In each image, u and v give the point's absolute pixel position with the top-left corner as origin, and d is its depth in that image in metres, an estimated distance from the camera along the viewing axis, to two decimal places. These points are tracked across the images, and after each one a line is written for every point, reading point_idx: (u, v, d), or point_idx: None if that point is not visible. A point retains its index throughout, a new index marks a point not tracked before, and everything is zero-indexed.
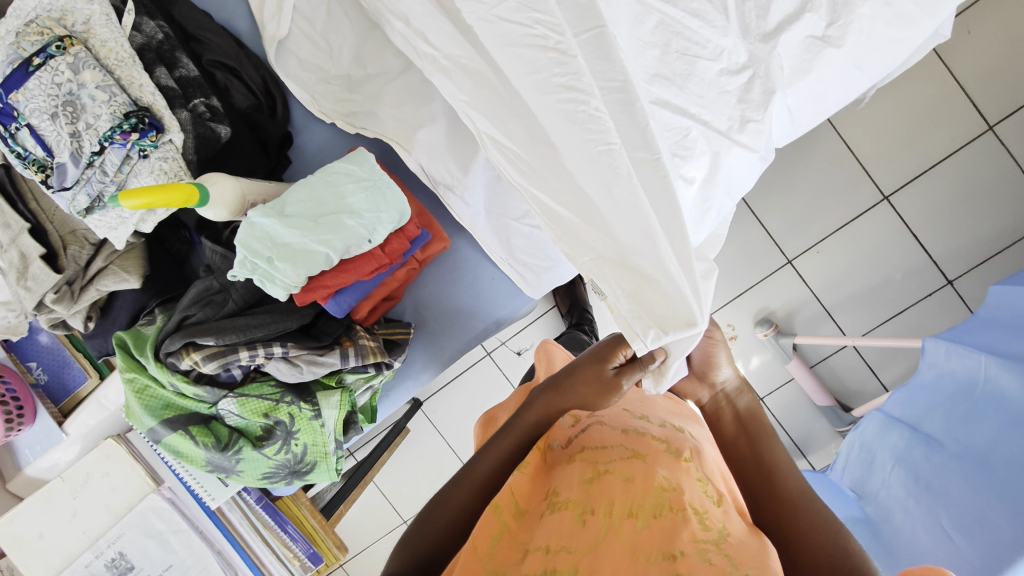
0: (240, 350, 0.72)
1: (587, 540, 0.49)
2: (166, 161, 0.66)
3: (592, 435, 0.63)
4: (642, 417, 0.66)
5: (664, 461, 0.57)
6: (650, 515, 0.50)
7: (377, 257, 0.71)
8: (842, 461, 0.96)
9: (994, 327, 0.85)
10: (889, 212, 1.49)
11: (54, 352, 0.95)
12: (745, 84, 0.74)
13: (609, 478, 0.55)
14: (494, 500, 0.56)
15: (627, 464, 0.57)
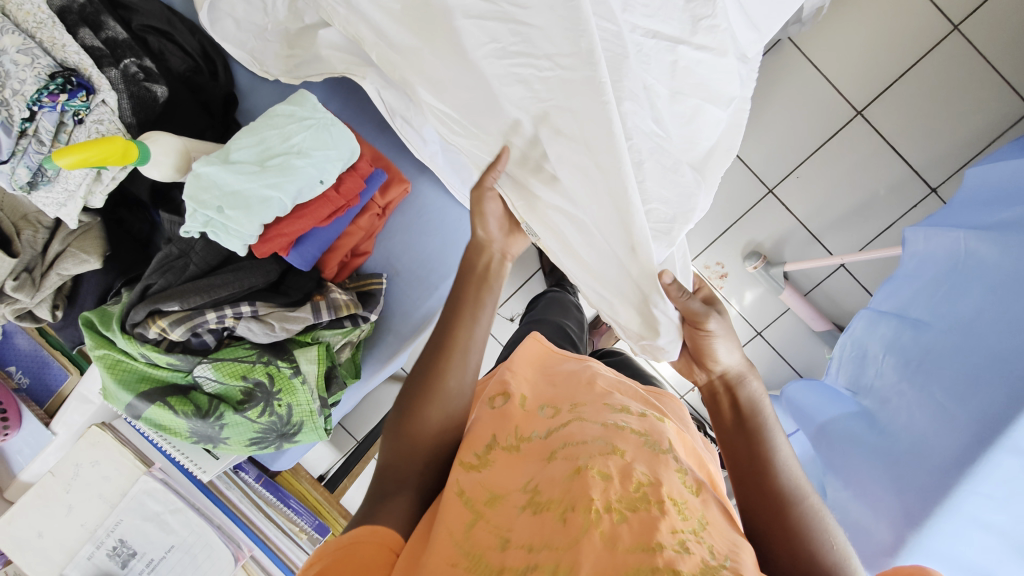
0: (207, 312, 0.70)
1: (567, 535, 0.43)
2: (103, 123, 0.65)
3: (571, 427, 0.56)
4: (622, 409, 0.59)
5: (642, 454, 0.51)
6: (628, 508, 0.45)
7: (332, 199, 0.69)
8: (835, 365, 0.96)
9: (976, 203, 0.83)
10: (865, 126, 1.47)
11: (33, 354, 0.94)
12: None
13: (588, 473, 0.48)
14: (465, 488, 0.51)
15: (606, 458, 0.50)
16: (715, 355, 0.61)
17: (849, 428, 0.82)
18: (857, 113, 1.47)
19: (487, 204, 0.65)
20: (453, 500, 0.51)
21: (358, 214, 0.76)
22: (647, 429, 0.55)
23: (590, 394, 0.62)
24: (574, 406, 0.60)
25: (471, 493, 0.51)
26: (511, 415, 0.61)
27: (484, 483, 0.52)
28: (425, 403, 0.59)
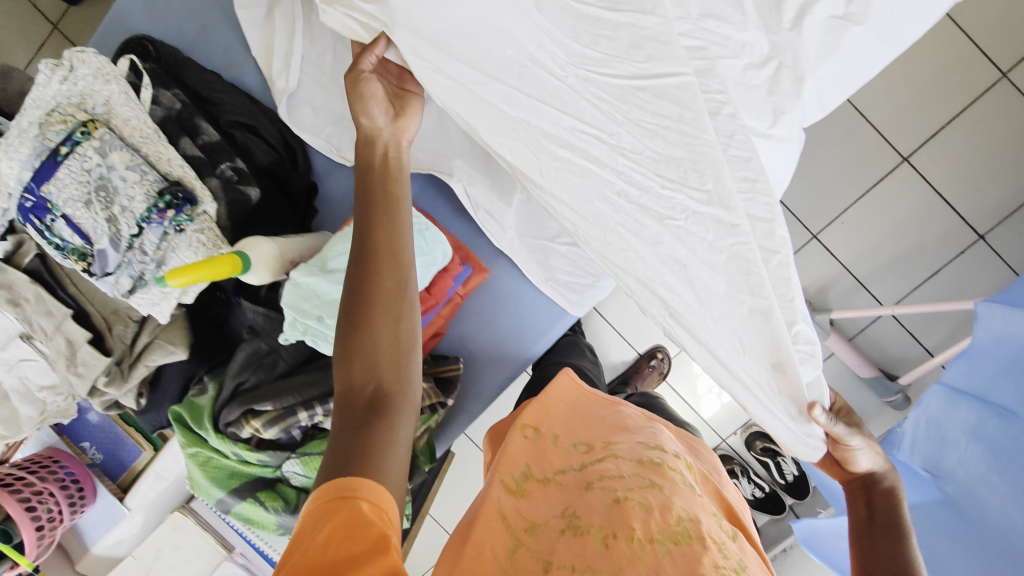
0: (298, 411, 0.71)
1: (609, 562, 0.53)
2: (203, 232, 0.64)
3: (606, 463, 0.65)
4: (655, 449, 0.67)
5: (680, 491, 0.60)
6: (672, 541, 0.53)
7: (424, 300, 0.70)
8: (906, 438, 0.95)
9: None
10: (911, 173, 1.46)
11: (107, 430, 0.96)
12: (772, 74, 0.73)
13: (629, 504, 0.57)
14: (508, 515, 0.62)
15: (645, 492, 0.59)
16: (858, 460, 0.63)
17: None
18: (903, 160, 1.46)
19: (364, 86, 0.63)
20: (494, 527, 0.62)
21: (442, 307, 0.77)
22: (681, 472, 0.65)
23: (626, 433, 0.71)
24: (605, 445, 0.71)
25: (513, 523, 0.61)
26: (544, 450, 0.73)
27: (526, 516, 0.63)
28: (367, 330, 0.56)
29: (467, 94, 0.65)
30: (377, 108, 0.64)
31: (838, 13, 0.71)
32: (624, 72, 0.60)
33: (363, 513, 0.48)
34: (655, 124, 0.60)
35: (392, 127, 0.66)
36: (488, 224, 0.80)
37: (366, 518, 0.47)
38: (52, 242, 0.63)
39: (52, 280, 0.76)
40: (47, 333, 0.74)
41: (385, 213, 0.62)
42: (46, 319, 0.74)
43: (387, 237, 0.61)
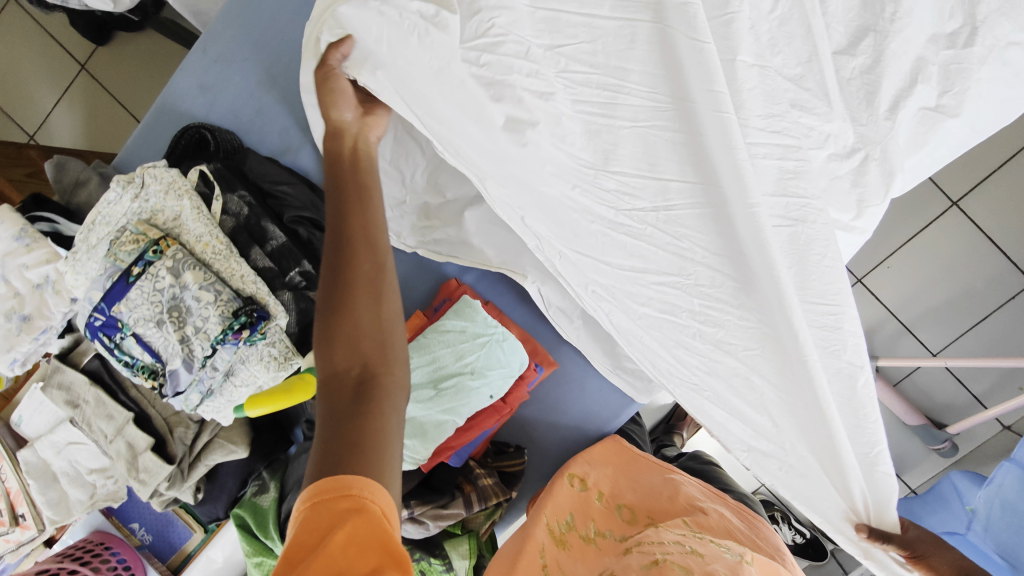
0: None
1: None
2: (274, 345, 0.63)
3: (648, 533, 0.66)
4: (700, 530, 0.66)
5: (724, 559, 0.57)
6: None
7: (499, 408, 0.68)
8: (982, 521, 0.93)
9: None
10: (961, 219, 1.42)
11: (157, 511, 0.95)
12: (858, 165, 0.68)
13: (665, 565, 0.56)
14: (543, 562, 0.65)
15: (683, 557, 0.57)
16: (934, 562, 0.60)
17: None
18: (952, 205, 1.42)
19: (335, 84, 0.60)
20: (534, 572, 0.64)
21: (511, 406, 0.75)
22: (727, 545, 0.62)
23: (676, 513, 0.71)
24: (649, 518, 0.71)
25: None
26: (589, 504, 0.74)
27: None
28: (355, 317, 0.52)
29: (546, 199, 0.62)
30: (347, 105, 0.61)
31: (930, 104, 0.69)
32: (696, 198, 0.56)
33: (364, 514, 0.42)
34: (729, 254, 0.57)
35: (361, 123, 0.63)
36: (555, 315, 0.78)
37: (373, 524, 0.41)
38: (120, 360, 0.61)
39: (113, 382, 0.74)
40: (108, 436, 0.72)
41: (363, 204, 0.57)
42: (107, 422, 0.72)
43: (362, 221, 0.56)
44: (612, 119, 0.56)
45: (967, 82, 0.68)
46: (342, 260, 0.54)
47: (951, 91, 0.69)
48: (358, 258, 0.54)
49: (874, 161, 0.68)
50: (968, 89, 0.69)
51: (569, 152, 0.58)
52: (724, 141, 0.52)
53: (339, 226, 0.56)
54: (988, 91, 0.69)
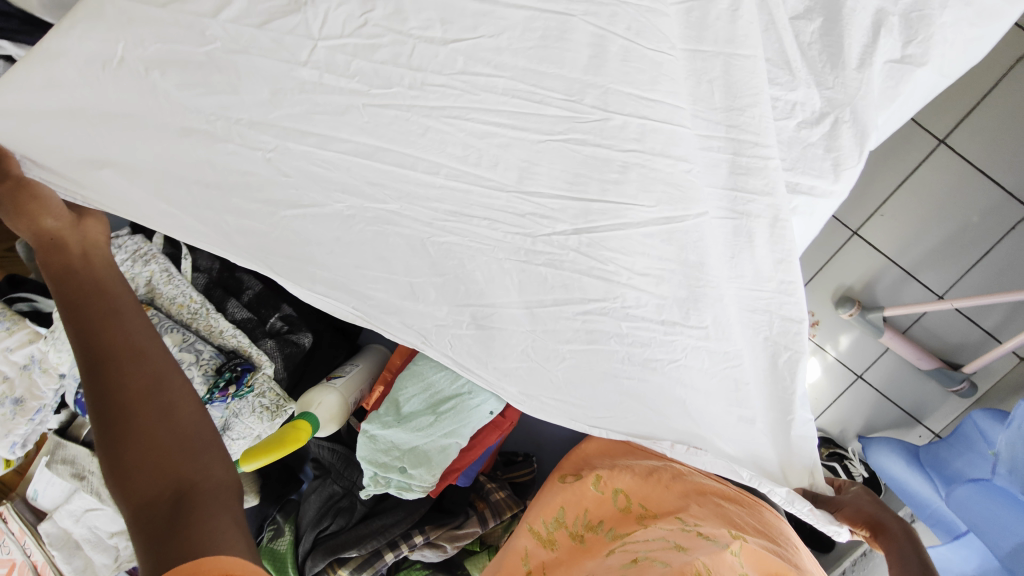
0: (385, 553, 0.68)
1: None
2: (264, 394, 0.62)
3: (635, 534, 0.71)
4: (695, 522, 0.71)
5: (705, 549, 0.64)
6: None
7: (500, 424, 0.68)
8: (1006, 463, 0.87)
9: None
10: (949, 155, 1.40)
11: None
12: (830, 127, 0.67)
13: (646, 564, 0.64)
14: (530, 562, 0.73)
15: (664, 554, 0.65)
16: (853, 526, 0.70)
17: None
18: (939, 142, 1.40)
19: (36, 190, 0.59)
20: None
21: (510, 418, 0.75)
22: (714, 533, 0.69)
23: (679, 500, 0.75)
24: (644, 509, 0.75)
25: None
26: (580, 495, 0.78)
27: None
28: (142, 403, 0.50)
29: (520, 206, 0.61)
30: (53, 212, 0.60)
31: (895, 56, 0.67)
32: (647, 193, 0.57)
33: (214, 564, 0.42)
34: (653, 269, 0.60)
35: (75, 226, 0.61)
36: None
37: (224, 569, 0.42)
38: None
39: None
40: None
41: (113, 327, 0.54)
42: None
43: (121, 338, 0.54)
44: (523, 132, 0.56)
45: (930, 29, 0.66)
46: (116, 387, 0.51)
47: (915, 40, 0.66)
48: (132, 380, 0.52)
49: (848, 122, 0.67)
50: (932, 36, 0.66)
51: (477, 175, 0.57)
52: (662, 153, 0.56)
53: (100, 354, 0.52)
54: (953, 35, 0.66)
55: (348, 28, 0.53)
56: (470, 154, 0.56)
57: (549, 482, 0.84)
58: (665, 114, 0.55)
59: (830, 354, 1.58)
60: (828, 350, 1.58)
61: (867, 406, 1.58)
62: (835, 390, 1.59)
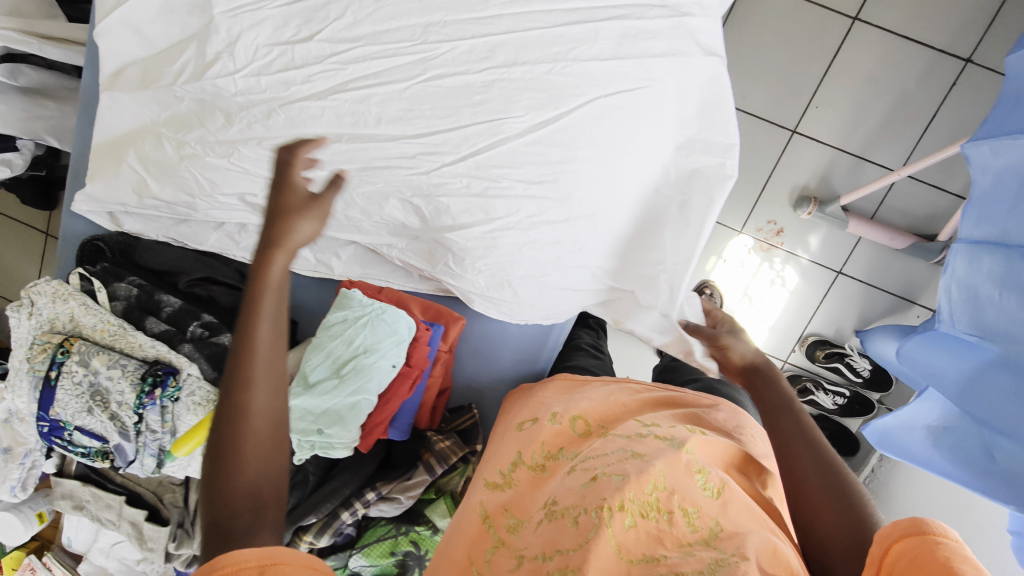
0: (341, 513, 0.75)
1: (577, 538, 0.58)
2: (195, 392, 0.70)
3: (596, 444, 0.73)
4: (651, 423, 0.74)
5: (661, 455, 0.65)
6: (638, 513, 0.59)
7: (409, 373, 0.73)
8: (944, 308, 0.87)
9: None
10: (866, 30, 1.39)
11: None
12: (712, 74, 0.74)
13: (603, 481, 0.63)
14: (490, 511, 0.70)
15: (620, 465, 0.65)
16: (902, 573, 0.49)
17: (991, 385, 0.78)
18: (852, 21, 1.39)
19: None
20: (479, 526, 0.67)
21: (433, 367, 0.81)
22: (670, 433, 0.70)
23: (626, 415, 0.79)
24: (601, 427, 0.77)
25: (500, 523, 0.67)
26: (537, 436, 0.77)
27: (512, 512, 0.67)
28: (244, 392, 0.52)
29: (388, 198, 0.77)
30: None
31: None
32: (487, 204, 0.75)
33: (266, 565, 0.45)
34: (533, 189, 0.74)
35: None
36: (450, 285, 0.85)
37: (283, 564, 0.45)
38: (78, 451, 0.71)
39: (100, 476, 0.83)
40: (115, 522, 0.82)
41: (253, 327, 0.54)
42: (110, 510, 0.82)
43: (268, 361, 0.55)
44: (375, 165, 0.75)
45: None
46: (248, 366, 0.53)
47: None
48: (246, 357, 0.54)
49: (685, 26, 0.70)
50: None
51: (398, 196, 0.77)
52: (452, 147, 0.71)
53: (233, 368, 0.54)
54: None
55: (233, 96, 0.73)
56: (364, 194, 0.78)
57: (506, 433, 0.83)
58: (468, 122, 0.70)
59: (804, 259, 1.55)
60: (800, 255, 1.55)
61: (855, 301, 1.55)
62: (820, 294, 1.56)
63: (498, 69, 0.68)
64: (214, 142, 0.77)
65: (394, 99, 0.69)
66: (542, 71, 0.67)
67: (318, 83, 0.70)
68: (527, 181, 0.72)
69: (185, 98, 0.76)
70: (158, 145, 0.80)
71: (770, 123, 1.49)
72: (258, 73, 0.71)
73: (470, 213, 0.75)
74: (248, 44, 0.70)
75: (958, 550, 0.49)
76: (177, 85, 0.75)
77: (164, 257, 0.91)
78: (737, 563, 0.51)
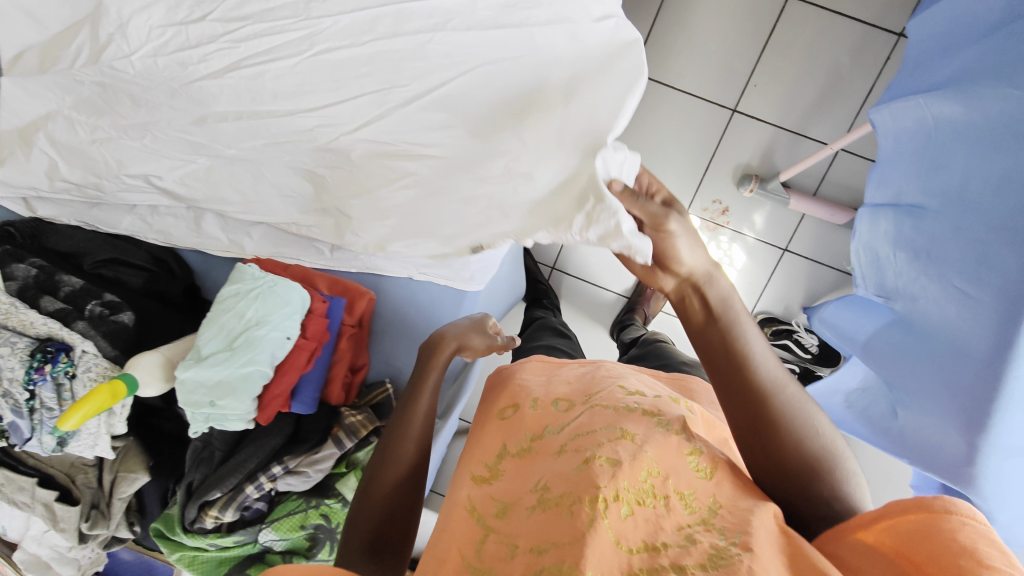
0: (245, 486, 0.76)
1: (574, 530, 0.50)
2: (91, 369, 0.70)
3: (581, 419, 0.65)
4: (632, 395, 0.70)
5: (655, 439, 0.60)
6: (633, 501, 0.53)
7: (305, 345, 0.73)
8: (858, 273, 0.88)
9: (938, 55, 0.76)
10: (801, 6, 1.39)
11: (139, 561, 1.11)
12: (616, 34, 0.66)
13: (596, 463, 0.56)
14: (475, 505, 0.59)
15: (613, 447, 0.58)
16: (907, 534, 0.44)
17: (893, 338, 0.76)
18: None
19: None
20: (465, 518, 0.58)
21: (339, 340, 0.82)
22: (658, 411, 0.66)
23: (604, 384, 0.73)
24: (584, 399, 0.70)
25: (485, 510, 0.58)
26: (521, 419, 0.69)
27: (494, 496, 0.60)
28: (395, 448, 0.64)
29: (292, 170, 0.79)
30: None
31: None
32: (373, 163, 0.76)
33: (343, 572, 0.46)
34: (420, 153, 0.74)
35: None
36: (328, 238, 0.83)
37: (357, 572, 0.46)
38: None
39: (11, 459, 0.83)
40: (29, 503, 0.82)
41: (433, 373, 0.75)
42: (23, 493, 0.82)
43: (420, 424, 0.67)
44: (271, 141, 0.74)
45: None
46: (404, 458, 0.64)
47: None
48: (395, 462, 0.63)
49: None
50: None
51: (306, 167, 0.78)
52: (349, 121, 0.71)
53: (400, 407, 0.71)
54: None
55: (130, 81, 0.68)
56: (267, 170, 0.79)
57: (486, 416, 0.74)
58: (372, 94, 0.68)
59: (750, 237, 1.56)
60: (746, 233, 1.55)
61: (801, 277, 1.56)
62: (767, 271, 1.57)
63: (381, 41, 0.64)
64: (127, 125, 0.74)
65: (286, 75, 0.66)
66: (419, 43, 0.65)
67: (216, 62, 0.65)
68: (407, 146, 0.73)
69: (87, 83, 0.69)
70: (69, 130, 0.75)
71: (710, 103, 1.49)
72: (154, 53, 0.65)
73: (367, 183, 0.77)
74: (139, 25, 0.63)
75: (986, 537, 0.41)
76: (77, 69, 0.67)
77: (69, 239, 0.89)
78: (739, 559, 0.46)
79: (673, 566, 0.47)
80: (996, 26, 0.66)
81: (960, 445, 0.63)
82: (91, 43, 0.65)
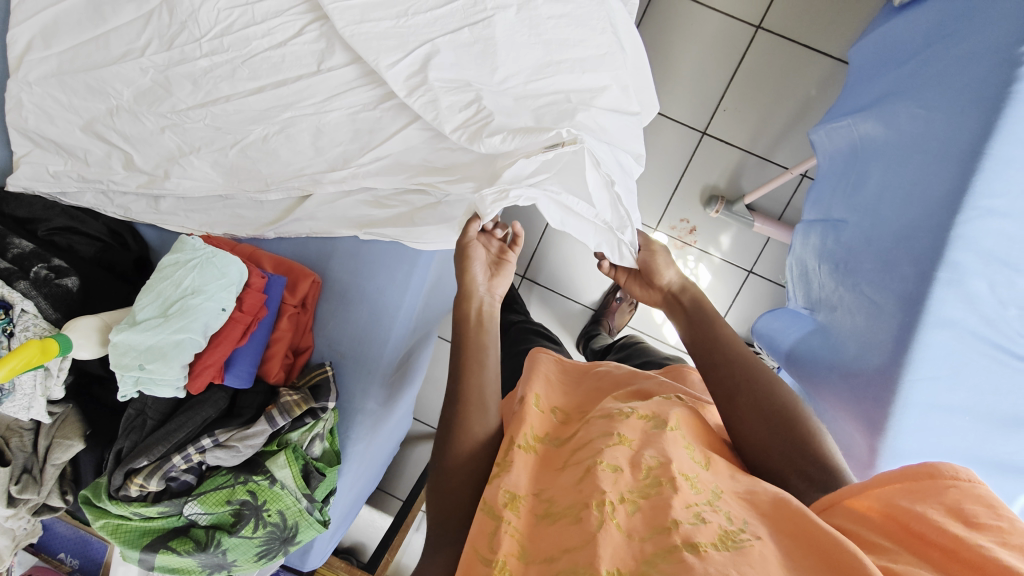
0: (173, 456, 0.77)
1: (584, 533, 0.48)
2: (30, 330, 0.71)
3: (587, 428, 0.63)
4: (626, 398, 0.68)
5: (653, 439, 0.58)
6: (642, 497, 0.51)
7: (239, 318, 0.78)
8: (792, 286, 0.92)
9: (871, 77, 0.80)
10: (769, 39, 1.43)
11: (75, 536, 1.12)
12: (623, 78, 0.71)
13: (597, 470, 0.54)
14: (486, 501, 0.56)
15: (612, 451, 0.56)
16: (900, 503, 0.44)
17: (812, 344, 0.78)
18: (756, 29, 1.42)
19: None
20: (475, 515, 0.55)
21: (278, 319, 0.87)
22: (654, 412, 0.63)
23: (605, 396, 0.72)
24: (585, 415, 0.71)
25: (492, 500, 0.55)
26: (523, 417, 0.66)
27: (505, 486, 0.56)
28: (459, 435, 0.65)
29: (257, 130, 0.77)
30: None
31: None
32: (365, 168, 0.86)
33: None
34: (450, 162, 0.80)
35: None
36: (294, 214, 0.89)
37: None
38: None
39: None
40: None
41: (480, 359, 0.70)
42: None
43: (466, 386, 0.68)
44: (229, 126, 0.77)
45: None
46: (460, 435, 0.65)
47: None
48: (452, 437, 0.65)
49: None
50: None
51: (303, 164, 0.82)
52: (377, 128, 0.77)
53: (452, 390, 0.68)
54: None
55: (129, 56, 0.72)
56: (238, 149, 0.80)
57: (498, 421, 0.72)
58: (389, 116, 0.76)
59: (716, 257, 1.58)
60: (712, 253, 1.58)
61: (764, 299, 1.58)
62: (731, 291, 1.59)
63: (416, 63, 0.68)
64: (185, 109, 0.76)
65: (287, 69, 0.71)
66: (365, 36, 0.67)
67: (234, 37, 0.69)
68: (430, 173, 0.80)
69: (151, 71, 0.73)
70: (92, 94, 0.76)
71: (681, 124, 1.52)
72: (222, 34, 0.69)
73: (317, 169, 0.80)
74: (209, 9, 0.67)
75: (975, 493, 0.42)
76: (144, 57, 0.72)
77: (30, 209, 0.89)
78: (751, 544, 0.44)
79: (687, 545, 0.44)
80: (909, 56, 0.72)
81: (863, 448, 0.64)
82: (159, 33, 0.70)
